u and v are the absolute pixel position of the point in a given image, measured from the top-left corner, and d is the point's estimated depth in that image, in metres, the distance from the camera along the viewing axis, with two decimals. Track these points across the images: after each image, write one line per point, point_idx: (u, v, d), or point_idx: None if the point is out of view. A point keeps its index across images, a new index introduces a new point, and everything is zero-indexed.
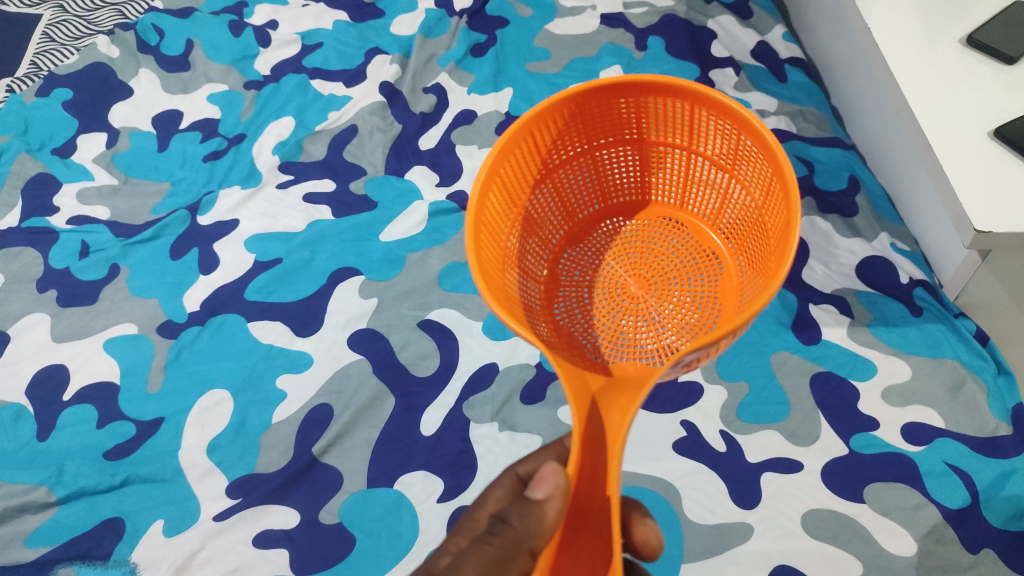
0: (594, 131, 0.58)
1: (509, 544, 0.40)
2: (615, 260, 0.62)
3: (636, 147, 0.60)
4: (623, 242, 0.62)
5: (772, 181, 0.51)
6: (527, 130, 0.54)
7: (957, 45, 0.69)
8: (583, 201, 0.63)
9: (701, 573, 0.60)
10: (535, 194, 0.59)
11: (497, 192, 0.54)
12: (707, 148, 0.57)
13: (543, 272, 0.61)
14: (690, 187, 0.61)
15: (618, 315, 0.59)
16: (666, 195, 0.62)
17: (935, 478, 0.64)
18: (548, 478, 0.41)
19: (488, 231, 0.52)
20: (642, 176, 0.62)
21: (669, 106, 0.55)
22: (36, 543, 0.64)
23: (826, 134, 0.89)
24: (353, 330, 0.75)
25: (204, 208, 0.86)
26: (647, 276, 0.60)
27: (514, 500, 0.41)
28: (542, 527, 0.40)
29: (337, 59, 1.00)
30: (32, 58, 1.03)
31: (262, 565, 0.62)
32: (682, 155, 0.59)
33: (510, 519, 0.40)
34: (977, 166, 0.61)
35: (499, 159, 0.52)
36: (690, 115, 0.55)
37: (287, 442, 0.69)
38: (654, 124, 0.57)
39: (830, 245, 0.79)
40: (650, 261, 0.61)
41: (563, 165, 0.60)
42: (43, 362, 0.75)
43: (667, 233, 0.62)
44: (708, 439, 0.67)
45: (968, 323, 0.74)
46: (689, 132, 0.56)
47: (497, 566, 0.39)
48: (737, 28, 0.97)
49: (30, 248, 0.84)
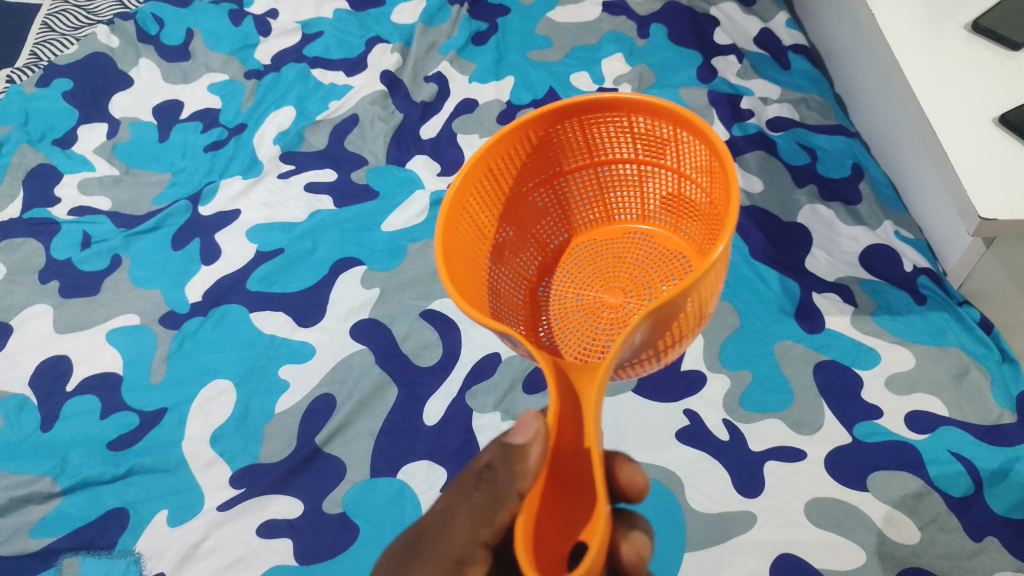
0: (548, 160, 0.58)
1: (495, 490, 0.39)
2: (590, 279, 0.60)
3: (590, 168, 0.60)
4: (596, 261, 0.62)
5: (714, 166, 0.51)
6: (485, 164, 0.53)
7: (962, 31, 0.69)
8: (552, 229, 0.62)
9: (703, 562, 0.60)
10: (502, 231, 0.58)
11: (465, 229, 0.53)
12: (655, 157, 0.57)
13: (521, 300, 0.60)
14: (648, 196, 0.61)
15: (599, 326, 0.57)
16: (629, 210, 0.63)
17: (938, 466, 0.63)
18: (528, 423, 0.39)
19: (461, 266, 0.51)
20: (601, 198, 0.62)
21: (610, 121, 0.55)
22: (41, 533, 0.64)
23: (829, 121, 0.88)
24: (355, 320, 0.75)
25: (206, 199, 0.86)
26: (624, 288, 0.59)
27: (496, 447, 0.40)
28: (526, 471, 0.39)
29: (337, 48, 0.99)
30: (31, 49, 1.03)
31: (266, 554, 0.62)
32: (631, 168, 0.59)
33: (495, 466, 0.39)
34: (981, 153, 0.60)
35: (461, 192, 0.51)
36: (632, 127, 0.55)
37: (290, 431, 0.69)
38: (603, 143, 0.58)
39: (833, 233, 0.79)
40: (626, 273, 0.60)
41: (526, 197, 0.59)
42: (46, 353, 0.75)
43: (635, 245, 0.62)
44: (711, 428, 0.67)
45: (973, 311, 0.73)
46: (635, 146, 0.57)
47: (485, 508, 0.39)
48: (739, 15, 0.96)
49: (32, 240, 0.84)
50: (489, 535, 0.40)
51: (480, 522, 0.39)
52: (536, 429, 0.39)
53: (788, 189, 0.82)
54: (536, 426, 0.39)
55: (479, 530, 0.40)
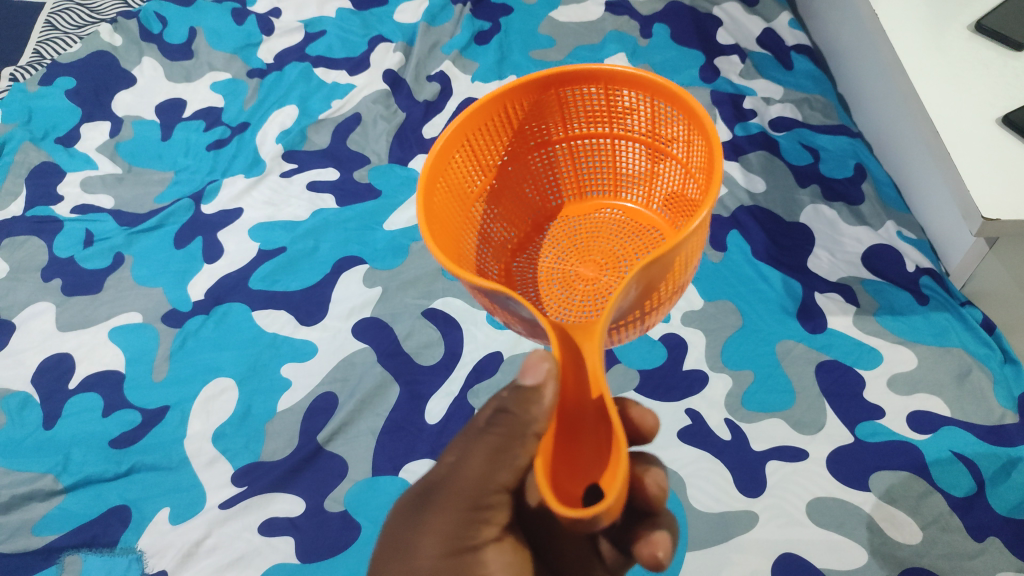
0: (524, 132, 0.58)
1: (513, 429, 0.39)
2: (564, 253, 0.60)
3: (565, 142, 0.60)
4: (570, 235, 0.62)
5: (692, 134, 0.52)
6: (463, 133, 0.53)
7: (966, 32, 0.69)
8: (525, 204, 0.62)
9: (705, 561, 0.60)
10: (477, 204, 0.58)
11: (441, 196, 0.52)
12: (629, 130, 0.58)
13: (496, 272, 0.59)
14: (621, 172, 0.62)
15: (574, 297, 0.57)
16: (601, 186, 0.63)
17: (940, 466, 0.63)
18: (536, 363, 0.39)
19: (437, 232, 0.51)
20: (575, 173, 0.63)
21: (587, 93, 0.56)
22: (44, 531, 0.65)
23: (832, 121, 0.88)
24: (358, 319, 0.75)
25: (209, 197, 0.86)
26: (599, 260, 0.59)
27: (507, 390, 0.40)
28: (541, 409, 0.39)
29: (340, 47, 0.99)
30: (35, 47, 1.03)
31: (268, 552, 0.62)
32: (606, 142, 0.60)
33: (509, 407, 0.39)
34: (984, 153, 0.60)
35: (439, 159, 0.51)
36: (608, 100, 0.56)
37: (292, 430, 0.69)
38: (578, 116, 0.58)
39: (836, 233, 0.79)
40: (600, 246, 0.60)
41: (500, 170, 0.59)
42: (49, 351, 0.75)
43: (608, 220, 0.62)
44: (713, 427, 0.67)
45: (975, 311, 0.73)
46: (611, 118, 0.57)
47: (503, 449, 0.40)
48: (742, 14, 0.97)
49: (34, 237, 0.84)
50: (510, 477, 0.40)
51: (499, 463, 0.40)
52: (546, 370, 0.39)
53: (791, 189, 0.82)
54: (546, 367, 0.39)
55: (500, 472, 0.40)
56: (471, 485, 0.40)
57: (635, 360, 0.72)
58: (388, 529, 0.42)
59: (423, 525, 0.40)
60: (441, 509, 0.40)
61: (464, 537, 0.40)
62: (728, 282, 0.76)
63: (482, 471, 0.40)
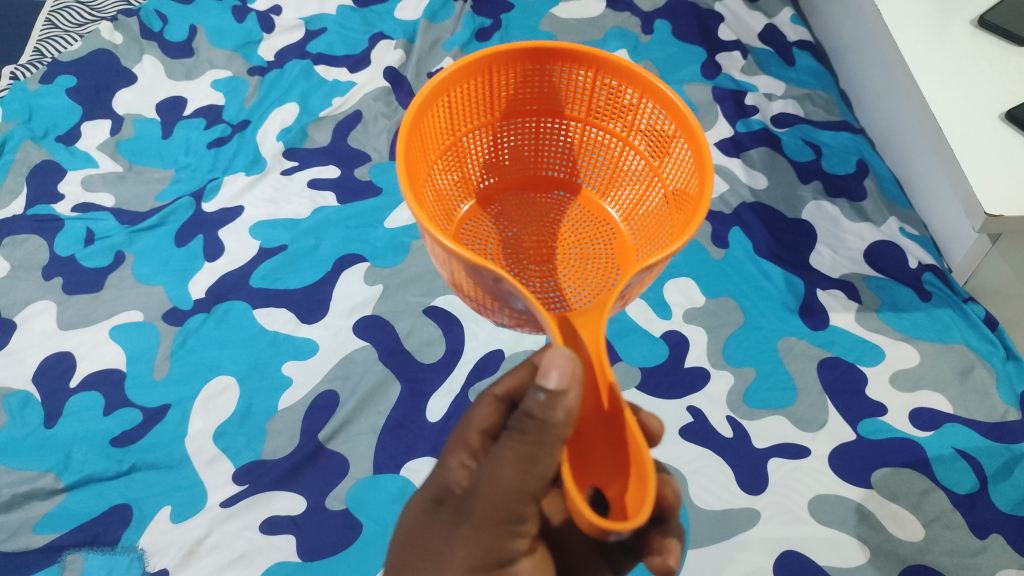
0: (500, 100, 0.57)
1: (539, 436, 0.37)
2: (515, 230, 0.60)
3: (536, 119, 0.60)
4: (521, 213, 0.61)
5: (671, 142, 0.53)
6: (444, 88, 0.52)
7: (968, 27, 0.68)
8: (484, 173, 0.61)
9: (707, 559, 0.60)
10: (440, 161, 0.56)
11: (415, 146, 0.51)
12: (604, 122, 0.58)
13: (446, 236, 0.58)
14: (581, 160, 0.62)
15: (524, 277, 0.57)
16: (558, 168, 0.63)
17: (943, 463, 0.63)
18: (561, 366, 0.37)
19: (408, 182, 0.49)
20: (537, 152, 0.62)
21: (574, 76, 0.55)
22: (44, 529, 0.64)
23: (834, 118, 0.88)
24: (359, 317, 0.75)
25: (209, 195, 0.86)
26: (547, 244, 0.60)
27: (529, 393, 0.37)
28: (565, 414, 0.37)
29: (340, 45, 0.99)
30: (35, 45, 1.03)
31: (270, 551, 0.62)
32: (577, 129, 0.60)
33: (534, 414, 0.37)
34: (987, 148, 0.60)
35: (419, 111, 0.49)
36: (593, 87, 0.56)
37: (293, 428, 0.69)
38: (556, 95, 0.57)
39: (838, 229, 0.79)
40: (548, 230, 0.60)
41: (468, 134, 0.58)
42: (50, 350, 0.75)
43: (561, 205, 0.62)
44: (714, 425, 0.67)
45: (977, 308, 0.73)
46: (589, 105, 0.57)
47: (530, 460, 0.38)
48: (743, 11, 0.97)
49: (35, 236, 0.84)
50: (538, 486, 0.39)
51: (526, 473, 0.38)
52: (572, 373, 0.37)
53: (793, 185, 0.82)
54: (572, 368, 0.37)
55: (527, 481, 0.39)
56: (497, 496, 0.39)
57: (637, 357, 0.71)
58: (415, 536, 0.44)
59: (457, 537, 0.41)
60: (475, 523, 0.40)
61: (496, 546, 0.41)
62: (729, 279, 0.76)
63: (509, 482, 0.39)
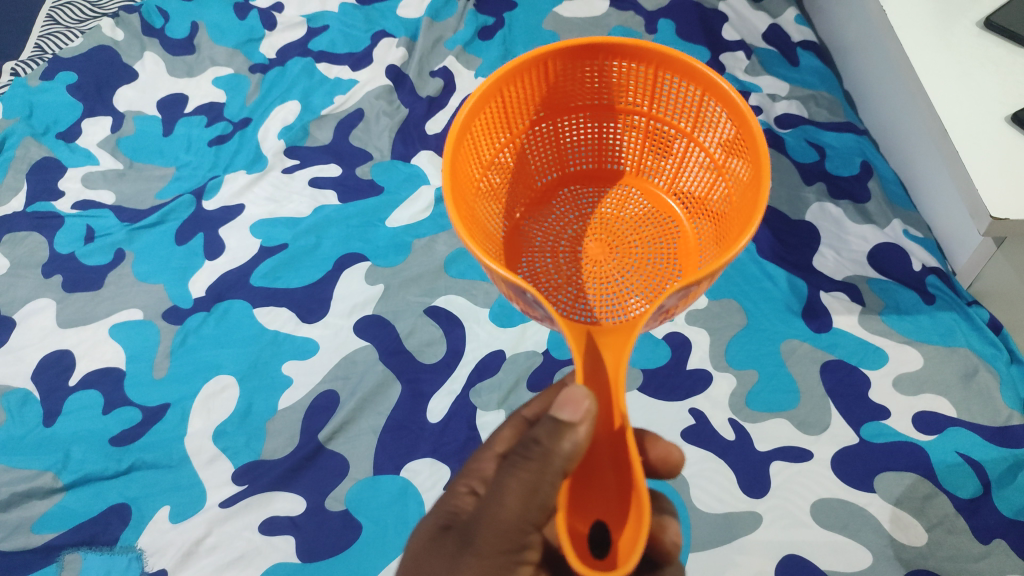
0: (561, 96, 0.56)
1: (544, 467, 0.37)
2: (576, 226, 0.60)
3: (598, 113, 0.58)
4: (584, 209, 0.61)
5: (737, 140, 0.51)
6: (498, 90, 0.52)
7: (974, 28, 0.68)
8: (546, 170, 0.61)
9: (709, 563, 0.60)
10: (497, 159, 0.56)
11: (468, 146, 0.51)
12: (666, 115, 0.56)
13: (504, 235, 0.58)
14: (646, 155, 0.60)
15: (583, 278, 0.57)
16: (622, 163, 0.61)
17: (946, 467, 0.63)
18: (579, 400, 0.38)
19: (462, 180, 0.50)
20: (602, 146, 0.61)
21: (634, 71, 0.54)
22: (43, 529, 0.64)
23: (838, 118, 0.88)
24: (359, 316, 0.75)
25: (210, 193, 0.86)
26: (608, 241, 0.58)
27: (541, 420, 0.38)
28: (574, 449, 0.37)
29: (343, 42, 0.98)
30: (36, 41, 1.03)
31: (269, 552, 0.62)
32: (639, 125, 0.58)
33: (540, 440, 0.38)
34: (993, 151, 0.59)
35: (471, 115, 0.49)
36: (655, 79, 0.54)
37: (293, 428, 0.68)
38: (618, 90, 0.56)
39: (842, 231, 0.78)
40: (610, 226, 0.59)
41: (528, 131, 0.58)
42: (49, 348, 0.75)
43: (624, 202, 0.61)
44: (716, 427, 0.67)
45: (981, 311, 0.72)
46: (652, 99, 0.55)
47: (531, 489, 0.37)
48: (748, 11, 0.96)
49: (35, 233, 0.83)
50: (538, 518, 0.38)
51: (528, 503, 0.38)
52: (586, 408, 0.38)
53: (796, 187, 0.82)
54: (587, 406, 0.38)
55: (528, 513, 0.38)
56: (499, 524, 0.38)
57: (638, 359, 0.71)
58: (409, 561, 0.41)
59: (457, 567, 0.39)
60: (476, 552, 0.39)
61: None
62: (733, 281, 0.76)
63: (511, 510, 0.38)
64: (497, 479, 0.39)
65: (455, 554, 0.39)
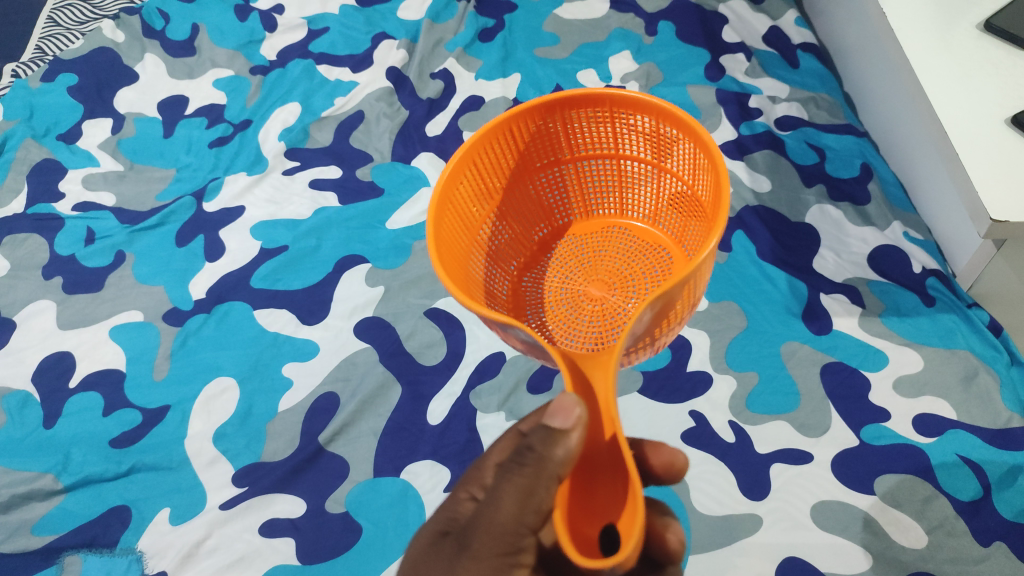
0: (534, 156, 0.58)
1: (540, 471, 0.37)
2: (574, 271, 0.60)
3: (569, 163, 0.60)
4: (578, 256, 0.61)
5: (698, 158, 0.52)
6: (470, 161, 0.53)
7: (974, 31, 0.68)
8: (535, 228, 0.62)
9: (709, 565, 0.60)
10: (485, 226, 0.58)
11: (453, 222, 0.53)
12: (632, 151, 0.58)
13: (504, 295, 0.59)
14: (625, 191, 0.62)
15: (587, 319, 0.57)
16: (605, 205, 0.63)
17: (946, 469, 0.63)
18: (568, 407, 0.38)
19: (452, 255, 0.51)
20: (582, 193, 0.63)
21: (590, 117, 0.56)
22: (43, 531, 0.64)
23: (838, 120, 0.88)
24: (359, 318, 0.75)
25: (210, 195, 0.86)
26: (608, 280, 0.59)
27: (533, 428, 0.38)
28: (567, 454, 0.38)
29: (343, 44, 0.98)
30: (37, 43, 1.03)
31: (269, 553, 0.62)
32: (610, 165, 0.60)
33: (533, 446, 0.37)
34: (993, 153, 0.59)
35: (448, 189, 0.51)
36: (611, 120, 0.55)
37: (293, 430, 0.68)
38: (580, 138, 0.58)
39: (842, 233, 0.78)
40: (608, 266, 0.60)
41: (508, 196, 0.59)
42: (49, 349, 0.75)
43: (615, 240, 0.62)
44: (716, 429, 0.67)
45: (982, 313, 0.72)
46: (614, 139, 0.57)
47: (527, 492, 0.37)
48: (748, 13, 0.96)
49: (35, 235, 0.83)
50: (535, 521, 0.38)
51: (524, 506, 0.38)
52: (576, 415, 0.38)
53: (796, 189, 0.82)
54: (578, 412, 0.38)
55: (525, 516, 0.38)
56: (496, 527, 0.38)
57: (639, 361, 0.71)
58: (408, 564, 0.42)
59: (455, 569, 0.38)
60: (473, 555, 0.38)
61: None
62: (732, 283, 0.76)
63: (508, 514, 0.38)
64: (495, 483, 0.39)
65: (452, 557, 0.39)
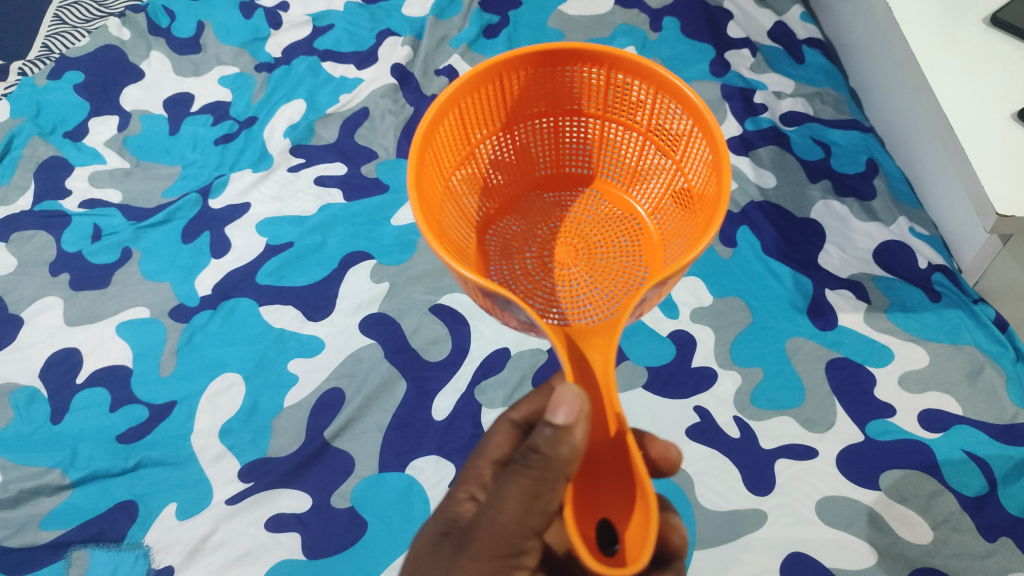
0: (517, 104, 0.57)
1: (546, 471, 0.37)
2: (541, 231, 0.60)
3: (554, 117, 0.59)
4: (546, 216, 0.61)
5: (693, 134, 0.52)
6: (454, 102, 0.52)
7: (980, 25, 0.68)
8: (500, 175, 0.61)
9: (713, 561, 0.60)
10: (455, 172, 0.56)
11: (428, 165, 0.51)
12: (624, 114, 0.57)
13: (472, 245, 0.58)
14: (604, 154, 0.61)
15: (552, 280, 0.57)
16: (580, 164, 0.62)
17: (953, 465, 0.63)
18: (569, 401, 0.37)
19: (427, 201, 0.50)
20: (558, 147, 0.61)
21: (589, 75, 0.55)
22: (50, 525, 0.65)
23: (844, 116, 0.87)
24: (365, 314, 0.75)
25: (216, 191, 0.86)
26: (574, 246, 0.59)
27: (536, 428, 0.37)
28: (573, 453, 0.37)
29: (348, 42, 0.99)
30: (44, 41, 1.03)
31: (275, 548, 0.62)
32: (596, 125, 0.59)
33: (538, 448, 0.37)
34: (1000, 148, 0.59)
35: (429, 130, 0.49)
36: (609, 81, 0.55)
37: (299, 425, 0.69)
38: (572, 93, 0.57)
39: (847, 229, 0.78)
40: (574, 230, 0.60)
41: (484, 142, 0.58)
42: (56, 346, 0.75)
43: (585, 203, 0.62)
44: (721, 425, 0.67)
45: (988, 309, 0.72)
46: (606, 102, 0.57)
47: (533, 494, 0.37)
48: (753, 8, 0.96)
49: (42, 232, 0.84)
50: (538, 523, 0.39)
51: (529, 509, 0.38)
52: (579, 409, 0.37)
53: (801, 184, 0.82)
54: (580, 406, 0.37)
55: (528, 518, 0.38)
56: (498, 528, 0.38)
57: (643, 356, 0.71)
58: (411, 564, 0.42)
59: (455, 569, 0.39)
60: (473, 555, 0.39)
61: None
62: (737, 279, 0.76)
63: (510, 515, 0.38)
64: (497, 483, 0.39)
65: (452, 557, 0.40)
